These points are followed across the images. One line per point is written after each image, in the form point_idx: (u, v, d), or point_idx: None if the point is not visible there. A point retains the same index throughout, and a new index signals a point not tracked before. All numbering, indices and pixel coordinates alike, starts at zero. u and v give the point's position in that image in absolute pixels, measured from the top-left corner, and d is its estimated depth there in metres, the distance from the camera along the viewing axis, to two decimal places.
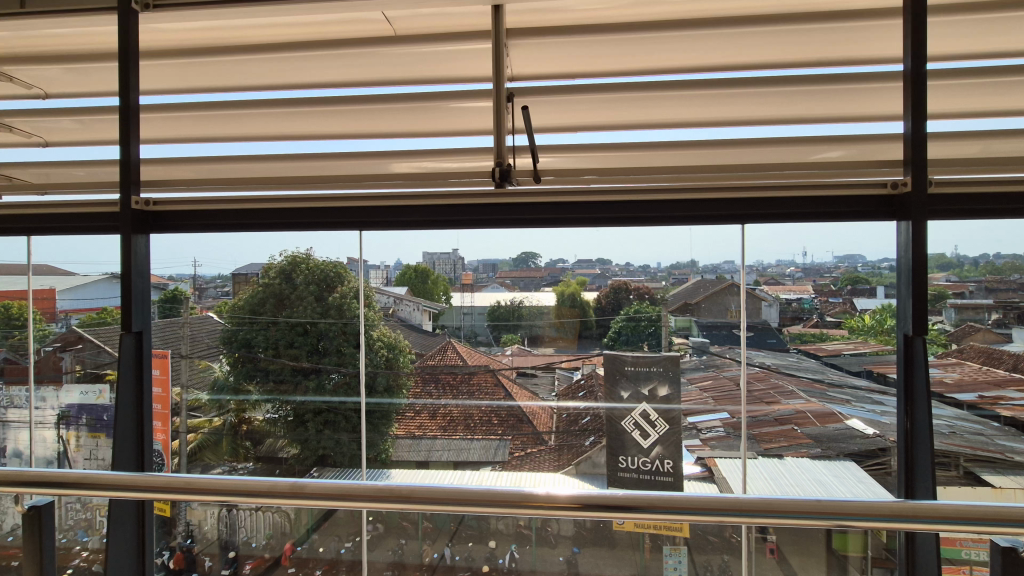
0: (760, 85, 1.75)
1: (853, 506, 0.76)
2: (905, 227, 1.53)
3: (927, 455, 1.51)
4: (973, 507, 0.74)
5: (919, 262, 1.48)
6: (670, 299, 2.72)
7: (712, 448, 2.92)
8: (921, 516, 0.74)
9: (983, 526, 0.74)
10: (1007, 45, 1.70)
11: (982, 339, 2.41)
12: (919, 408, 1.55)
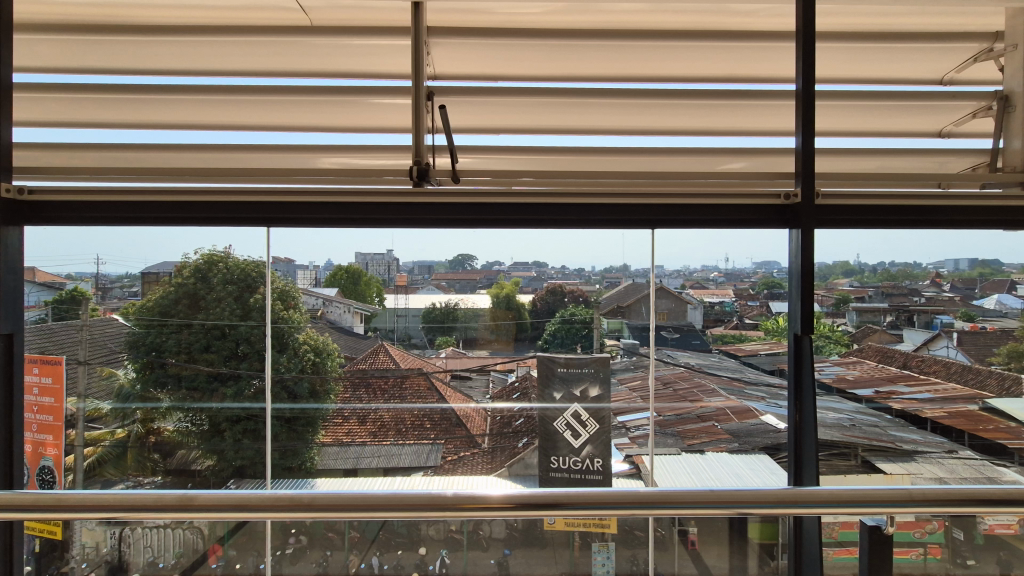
0: (669, 97, 1.83)
1: (744, 494, 0.81)
2: (795, 234, 1.68)
3: (811, 445, 1.66)
4: (844, 490, 0.82)
5: (807, 268, 1.63)
6: (602, 301, 2.77)
7: (640, 447, 2.88)
8: (802, 502, 0.81)
9: (855, 507, 0.82)
10: (881, 72, 1.89)
11: (879, 339, 2.64)
12: (805, 403, 1.70)
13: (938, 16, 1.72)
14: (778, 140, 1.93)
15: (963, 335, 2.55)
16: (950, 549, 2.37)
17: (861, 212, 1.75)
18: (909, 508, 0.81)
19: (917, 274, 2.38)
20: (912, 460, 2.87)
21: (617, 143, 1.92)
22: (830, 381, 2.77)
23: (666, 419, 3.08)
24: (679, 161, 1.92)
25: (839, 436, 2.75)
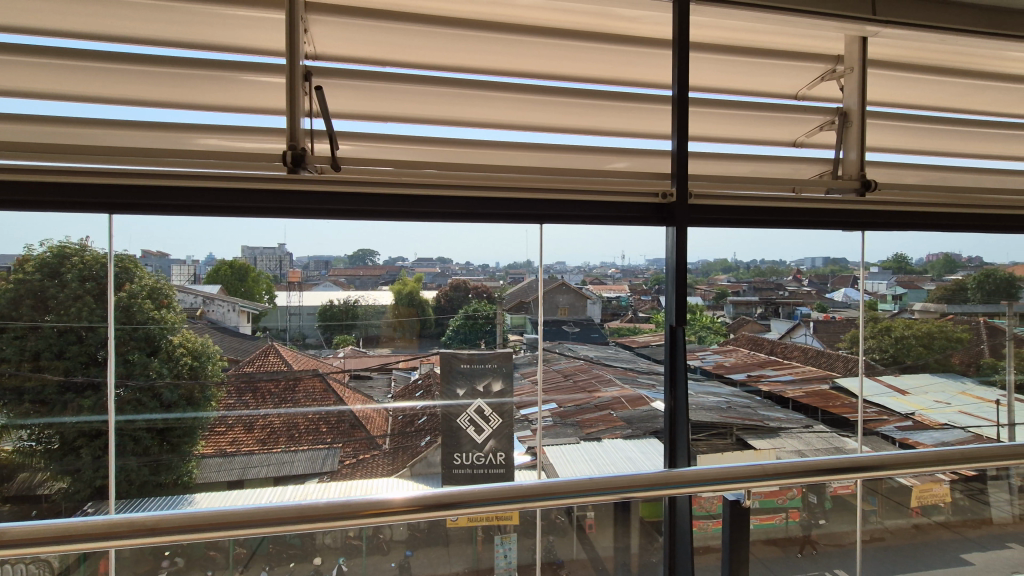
0: (556, 95, 1.89)
1: (618, 479, 0.86)
2: (670, 232, 1.82)
3: (685, 431, 1.77)
4: (707, 469, 0.91)
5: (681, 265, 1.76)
6: (505, 297, 2.76)
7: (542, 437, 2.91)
8: (671, 483, 0.88)
9: (721, 483, 0.90)
10: (744, 84, 2.08)
11: (750, 329, 2.91)
12: (679, 389, 1.81)
13: (793, 38, 1.93)
14: (657, 142, 2.06)
15: (817, 324, 2.90)
16: (807, 511, 2.63)
17: (726, 212, 1.91)
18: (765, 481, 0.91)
19: (781, 272, 2.63)
20: (777, 436, 3.18)
21: (507, 137, 1.93)
22: (711, 368, 3.01)
23: (565, 410, 3.13)
24: (567, 158, 2.00)
25: (717, 417, 3.03)
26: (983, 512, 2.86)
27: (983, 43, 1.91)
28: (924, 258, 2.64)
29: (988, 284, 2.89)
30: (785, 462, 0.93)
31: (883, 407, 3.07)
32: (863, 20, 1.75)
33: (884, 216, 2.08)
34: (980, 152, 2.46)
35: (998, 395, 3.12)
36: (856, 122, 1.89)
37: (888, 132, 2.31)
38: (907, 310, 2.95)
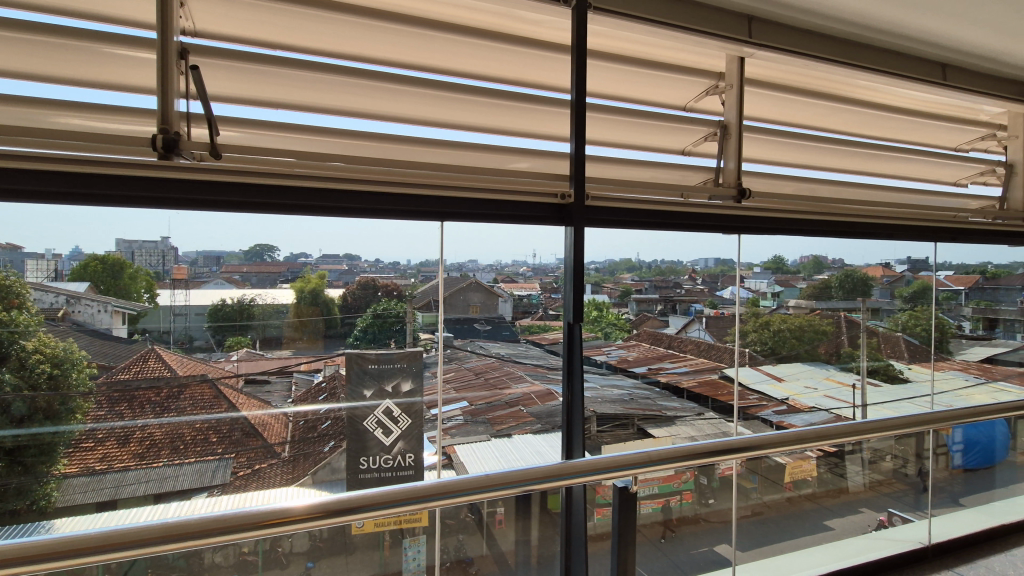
0: (459, 92, 1.91)
1: (515, 475, 1.01)
2: (568, 231, 1.95)
3: (578, 418, 1.92)
4: (598, 459, 1.06)
5: (578, 264, 1.93)
6: (416, 294, 2.58)
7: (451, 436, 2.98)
8: (564, 474, 1.03)
9: (606, 472, 1.06)
10: (638, 94, 2.21)
11: (651, 325, 3.12)
12: (575, 381, 1.97)
13: (685, 53, 2.09)
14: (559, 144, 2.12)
15: (709, 319, 3.12)
16: (698, 491, 2.73)
17: (623, 214, 2.03)
18: (645, 467, 1.09)
19: (678, 271, 2.73)
20: (674, 424, 3.37)
21: (410, 132, 1.91)
22: (615, 363, 3.08)
23: (475, 408, 3.17)
24: (477, 156, 1.98)
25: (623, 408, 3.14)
26: (840, 482, 3.12)
27: (838, 71, 2.19)
28: (797, 259, 2.88)
29: (846, 284, 3.21)
30: (662, 450, 1.10)
31: (764, 394, 3.41)
32: (740, 40, 1.97)
33: (763, 223, 2.27)
34: (846, 167, 2.75)
35: (855, 379, 3.50)
36: (732, 135, 2.15)
37: (767, 146, 2.54)
38: (783, 306, 3.25)
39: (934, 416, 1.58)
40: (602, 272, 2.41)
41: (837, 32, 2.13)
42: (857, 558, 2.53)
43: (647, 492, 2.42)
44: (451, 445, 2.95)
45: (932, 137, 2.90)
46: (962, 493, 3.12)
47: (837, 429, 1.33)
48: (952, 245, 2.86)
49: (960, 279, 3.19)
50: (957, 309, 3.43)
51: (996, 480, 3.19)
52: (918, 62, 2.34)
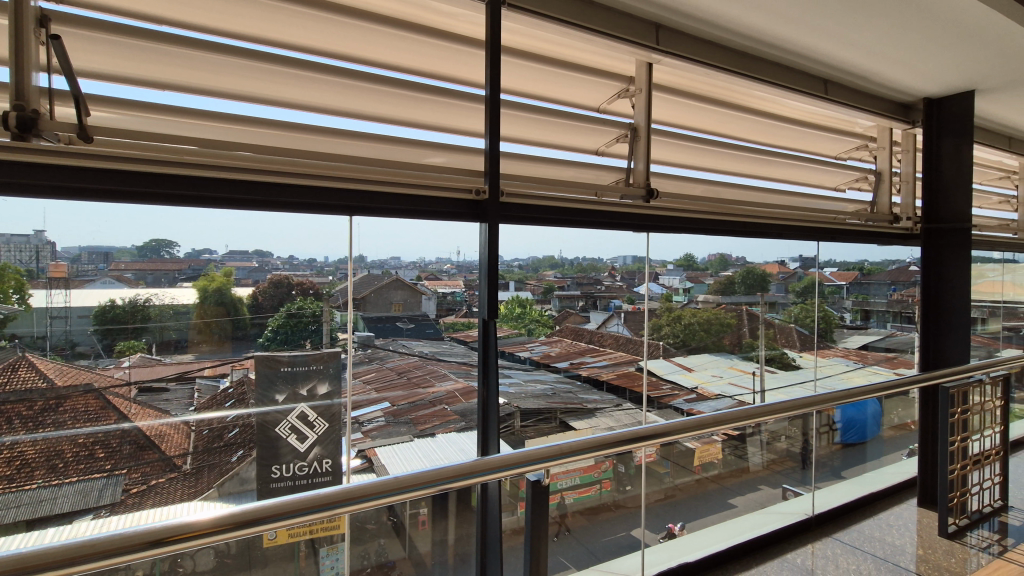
0: (373, 82, 1.86)
1: (429, 475, 1.00)
2: (483, 228, 1.97)
3: (494, 414, 1.97)
4: (509, 455, 1.08)
5: (493, 261, 1.93)
6: (334, 292, 2.38)
7: (374, 439, 2.66)
8: (476, 471, 1.05)
9: (520, 467, 1.08)
10: (554, 93, 2.27)
11: (573, 320, 3.19)
12: (490, 380, 2.00)
13: (598, 56, 2.18)
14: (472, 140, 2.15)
15: (627, 315, 3.16)
16: (616, 480, 2.86)
17: (538, 212, 2.09)
18: (556, 460, 1.13)
19: (599, 268, 2.77)
20: (594, 415, 3.29)
21: (318, 121, 1.86)
22: (539, 359, 3.04)
23: (399, 408, 2.82)
24: (390, 150, 1.96)
25: (546, 403, 3.07)
26: (741, 463, 3.28)
27: (734, 80, 2.38)
28: (705, 258, 3.09)
29: (750, 280, 3.46)
30: (572, 443, 1.15)
31: (675, 383, 3.54)
32: (648, 47, 2.08)
33: (663, 221, 2.45)
34: (740, 171, 3.00)
35: (755, 367, 3.75)
36: (643, 136, 2.26)
37: (676, 149, 2.67)
38: (694, 301, 3.50)
39: (817, 398, 1.74)
40: (524, 268, 2.41)
41: (733, 44, 2.31)
42: (752, 532, 2.73)
43: (567, 483, 2.49)
44: (371, 449, 2.64)
45: (813, 145, 3.23)
46: (843, 467, 3.45)
47: (735, 415, 1.43)
48: (836, 244, 3.23)
49: (842, 274, 3.56)
50: (839, 301, 3.80)
51: (867, 454, 3.55)
52: (804, 76, 2.58)
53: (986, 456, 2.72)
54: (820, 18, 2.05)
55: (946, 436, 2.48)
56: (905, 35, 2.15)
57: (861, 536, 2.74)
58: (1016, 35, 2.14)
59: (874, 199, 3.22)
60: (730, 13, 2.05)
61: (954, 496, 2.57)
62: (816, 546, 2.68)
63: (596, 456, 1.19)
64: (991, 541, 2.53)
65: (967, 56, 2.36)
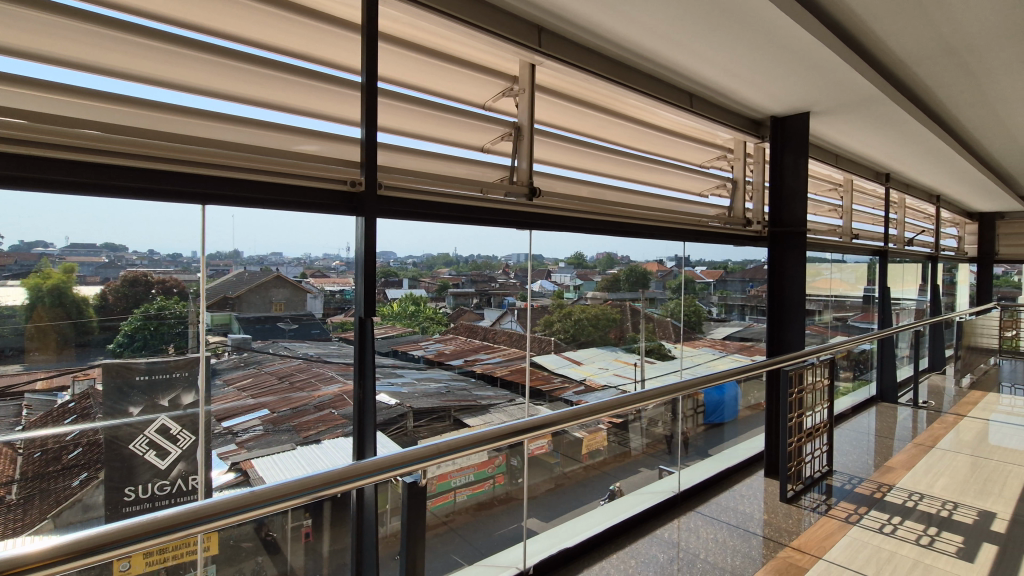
0: (237, 59, 1.75)
1: (296, 484, 0.94)
2: (359, 220, 1.96)
3: (370, 418, 1.95)
4: (383, 459, 1.06)
5: (368, 258, 1.96)
6: (204, 291, 1.88)
7: (251, 450, 2.12)
8: (349, 478, 1.01)
9: (394, 469, 1.08)
10: (439, 87, 2.25)
11: (468, 317, 2.84)
12: (368, 382, 1.95)
13: (482, 53, 2.21)
14: (347, 129, 2.05)
15: (522, 311, 2.99)
16: (510, 474, 2.74)
17: (412, 206, 2.11)
18: (433, 459, 1.14)
19: (495, 265, 2.68)
20: (488, 412, 3.02)
21: (172, 98, 1.69)
22: (432, 356, 2.73)
23: (281, 416, 2.22)
24: (257, 135, 1.84)
25: (439, 402, 2.79)
26: (624, 448, 3.32)
27: (608, 86, 2.54)
28: (595, 254, 3.17)
29: (633, 278, 3.57)
30: (448, 441, 1.18)
31: (566, 376, 3.47)
32: (531, 49, 2.17)
33: (537, 218, 2.64)
34: (619, 174, 3.16)
35: (636, 359, 3.89)
36: (525, 136, 2.38)
37: (561, 151, 2.77)
38: (582, 298, 3.45)
39: (686, 384, 1.89)
40: (419, 266, 2.35)
41: (608, 52, 2.46)
42: (626, 513, 2.96)
43: (462, 480, 2.42)
44: (247, 461, 2.11)
45: (683, 153, 3.52)
46: (708, 446, 3.63)
47: (607, 404, 1.54)
48: (702, 243, 3.63)
49: (710, 273, 3.93)
50: (708, 297, 4.15)
51: (726, 434, 3.75)
52: (671, 88, 2.82)
53: (817, 430, 3.16)
54: (683, 38, 2.27)
55: (785, 412, 2.85)
56: (751, 59, 2.45)
57: (720, 508, 3.04)
58: (838, 66, 2.50)
59: (730, 205, 3.71)
60: (606, 24, 2.20)
61: (793, 465, 2.96)
62: (680, 522, 2.93)
63: (467, 451, 1.24)
64: (819, 501, 2.96)
65: (800, 82, 2.75)
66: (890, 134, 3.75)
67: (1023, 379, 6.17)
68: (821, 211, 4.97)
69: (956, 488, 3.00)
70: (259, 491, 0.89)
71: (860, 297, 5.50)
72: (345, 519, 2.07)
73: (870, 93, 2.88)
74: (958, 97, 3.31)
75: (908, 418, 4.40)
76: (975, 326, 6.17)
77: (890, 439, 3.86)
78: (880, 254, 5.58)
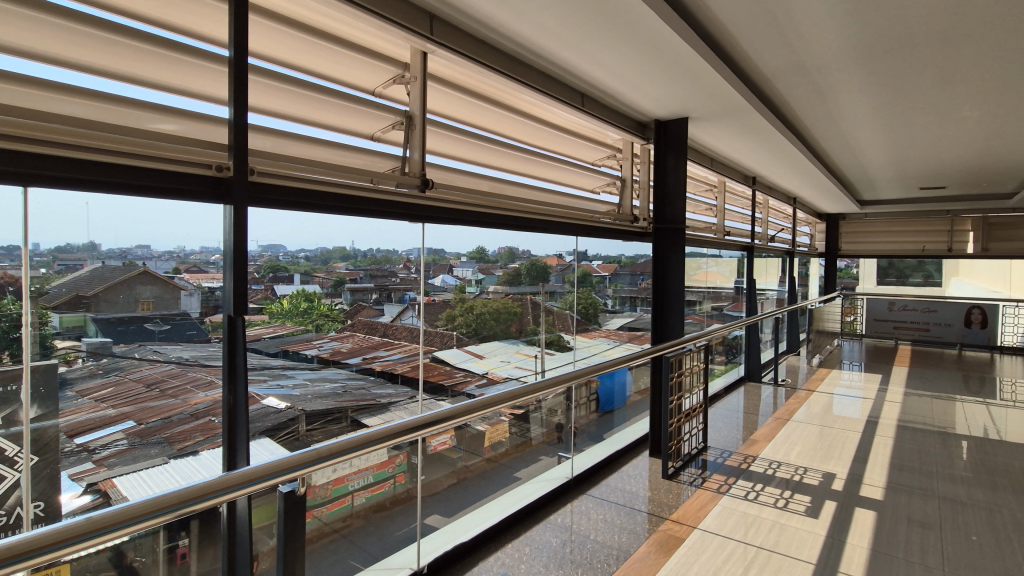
0: (77, 21, 1.53)
1: (145, 506, 0.83)
2: (228, 209, 1.78)
3: (243, 422, 1.82)
4: (252, 470, 0.97)
5: (238, 249, 1.78)
6: (50, 289, 1.53)
7: (113, 468, 1.71)
8: (211, 493, 0.91)
9: (266, 480, 1.00)
10: (324, 70, 2.13)
11: (366, 313, 2.49)
12: (238, 385, 1.83)
13: (369, 36, 2.14)
14: (215, 108, 1.87)
15: (423, 306, 2.77)
16: (411, 472, 2.61)
17: (290, 194, 1.98)
18: (313, 465, 1.07)
19: (395, 260, 2.53)
20: (387, 411, 2.70)
21: None
22: (327, 356, 2.38)
23: (149, 427, 1.79)
24: (104, 109, 1.62)
25: (330, 404, 2.42)
26: (526, 436, 3.28)
27: (502, 80, 2.57)
28: (495, 249, 3.14)
29: (535, 272, 3.53)
30: (328, 445, 1.11)
31: (468, 371, 3.23)
32: (422, 36, 2.13)
33: (432, 211, 2.58)
34: (515, 169, 3.19)
35: (537, 350, 3.75)
36: (416, 127, 2.37)
37: (457, 144, 2.75)
38: (485, 292, 3.22)
39: (579, 371, 1.97)
40: (312, 262, 2.15)
41: (500, 46, 2.48)
42: (522, 502, 3.05)
43: (360, 483, 2.35)
44: (108, 480, 1.70)
45: (577, 150, 3.63)
46: (600, 431, 3.83)
47: (499, 398, 1.56)
48: (595, 238, 3.83)
49: (605, 266, 4.12)
50: (603, 291, 4.29)
51: (615, 420, 3.94)
52: (562, 87, 2.92)
53: (693, 411, 3.44)
54: (571, 38, 2.35)
55: (666, 395, 3.07)
56: (634, 63, 2.61)
57: (609, 490, 3.20)
58: (709, 75, 2.74)
59: (619, 202, 3.94)
60: (498, 18, 2.22)
61: (673, 444, 3.20)
62: (573, 506, 3.05)
63: (352, 455, 1.18)
64: (696, 476, 3.23)
65: (677, 89, 2.98)
66: (753, 141, 4.17)
67: (858, 357, 7.23)
68: (698, 210, 5.40)
69: (807, 454, 3.43)
70: (95, 517, 0.77)
71: (731, 289, 6.08)
72: (213, 538, 1.84)
73: (736, 102, 3.19)
74: (807, 110, 3.77)
75: (771, 395, 4.96)
76: (823, 312, 7.09)
77: (755, 415, 4.32)
78: (749, 250, 6.19)
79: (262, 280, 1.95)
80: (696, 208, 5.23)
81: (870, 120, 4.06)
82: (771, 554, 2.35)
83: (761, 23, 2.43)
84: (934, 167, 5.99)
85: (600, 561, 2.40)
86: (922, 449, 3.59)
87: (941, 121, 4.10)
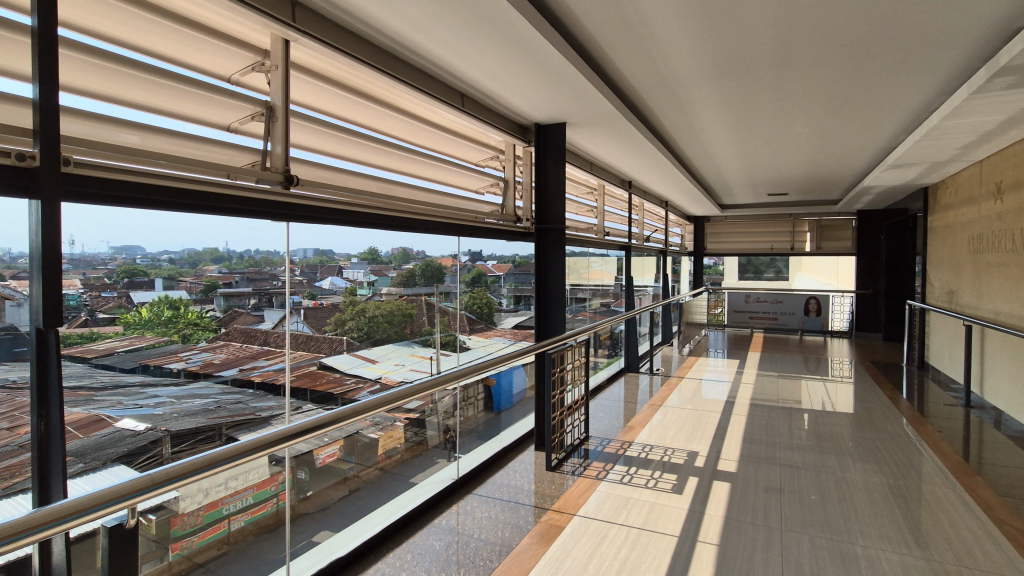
0: None
1: None
2: (34, 205, 1.52)
3: (60, 452, 1.56)
4: (71, 502, 0.84)
5: (50, 251, 1.52)
6: None
7: None
8: (24, 531, 0.79)
9: (85, 516, 0.87)
10: (164, 51, 1.91)
11: (243, 321, 2.18)
12: (52, 408, 1.56)
13: (218, 17, 1.96)
14: None
15: (308, 311, 2.50)
16: (296, 489, 2.39)
17: (125, 188, 1.76)
18: (149, 491, 0.96)
19: (276, 262, 2.32)
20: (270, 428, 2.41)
21: None
22: (195, 369, 2.04)
23: None
24: None
25: (196, 422, 2.05)
26: (421, 438, 3.20)
27: (374, 74, 2.49)
28: (387, 250, 3.04)
29: (428, 273, 3.44)
30: (177, 465, 1.00)
31: (359, 377, 2.97)
32: (283, 22, 2.00)
33: (304, 210, 2.43)
34: (398, 167, 3.11)
35: (432, 352, 3.59)
36: (278, 118, 2.23)
37: (331, 140, 2.60)
38: (378, 294, 2.98)
39: (466, 371, 1.95)
40: (178, 264, 1.90)
41: (371, 39, 2.41)
42: (405, 508, 3.00)
43: (238, 506, 2.14)
44: None
45: (460, 150, 3.63)
46: (487, 431, 3.83)
47: (373, 403, 1.51)
48: (480, 238, 3.86)
49: (500, 266, 4.13)
50: (498, 288, 4.21)
51: (502, 423, 3.98)
52: (439, 85, 2.89)
53: (575, 404, 3.60)
54: (444, 36, 2.35)
55: (549, 390, 3.18)
56: (508, 66, 2.66)
57: (494, 487, 3.25)
58: (581, 82, 2.88)
59: (502, 202, 4.06)
60: (366, 9, 2.16)
61: (557, 436, 3.31)
62: (459, 507, 3.05)
63: (208, 474, 1.07)
64: (578, 465, 3.38)
65: (552, 94, 3.10)
66: (625, 147, 4.46)
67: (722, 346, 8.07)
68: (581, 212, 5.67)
69: (679, 436, 3.74)
70: None
71: (614, 287, 6.46)
72: None
73: (607, 110, 3.40)
74: (670, 120, 4.11)
75: (647, 385, 5.35)
76: (692, 305, 7.82)
77: (632, 403, 4.64)
78: (626, 250, 6.62)
79: (115, 287, 1.70)
80: (579, 209, 5.47)
81: (722, 132, 4.53)
82: (643, 532, 2.53)
83: (625, 37, 2.60)
84: (776, 176, 6.86)
85: (481, 559, 2.43)
86: (769, 424, 4.08)
87: (779, 136, 4.69)
